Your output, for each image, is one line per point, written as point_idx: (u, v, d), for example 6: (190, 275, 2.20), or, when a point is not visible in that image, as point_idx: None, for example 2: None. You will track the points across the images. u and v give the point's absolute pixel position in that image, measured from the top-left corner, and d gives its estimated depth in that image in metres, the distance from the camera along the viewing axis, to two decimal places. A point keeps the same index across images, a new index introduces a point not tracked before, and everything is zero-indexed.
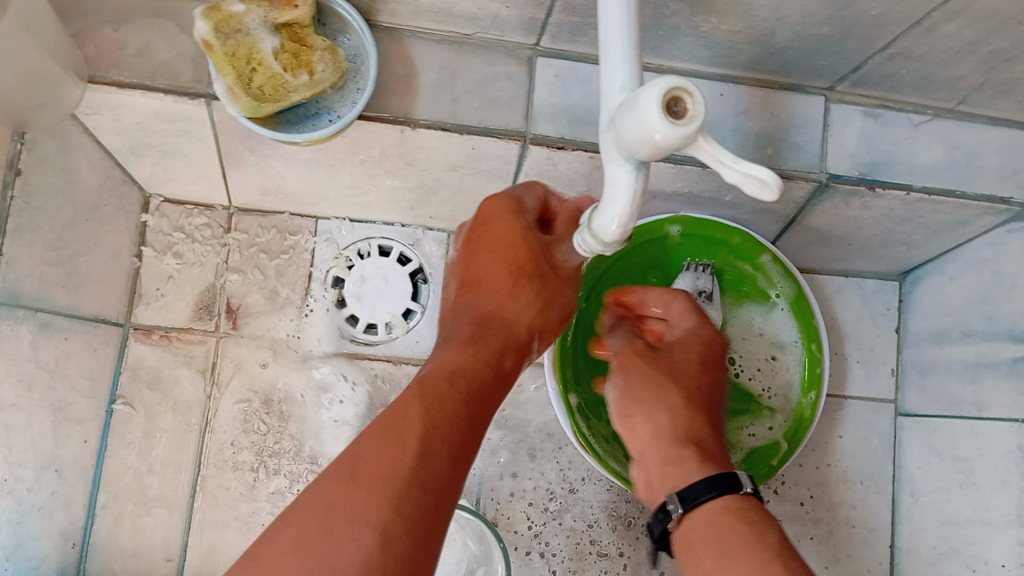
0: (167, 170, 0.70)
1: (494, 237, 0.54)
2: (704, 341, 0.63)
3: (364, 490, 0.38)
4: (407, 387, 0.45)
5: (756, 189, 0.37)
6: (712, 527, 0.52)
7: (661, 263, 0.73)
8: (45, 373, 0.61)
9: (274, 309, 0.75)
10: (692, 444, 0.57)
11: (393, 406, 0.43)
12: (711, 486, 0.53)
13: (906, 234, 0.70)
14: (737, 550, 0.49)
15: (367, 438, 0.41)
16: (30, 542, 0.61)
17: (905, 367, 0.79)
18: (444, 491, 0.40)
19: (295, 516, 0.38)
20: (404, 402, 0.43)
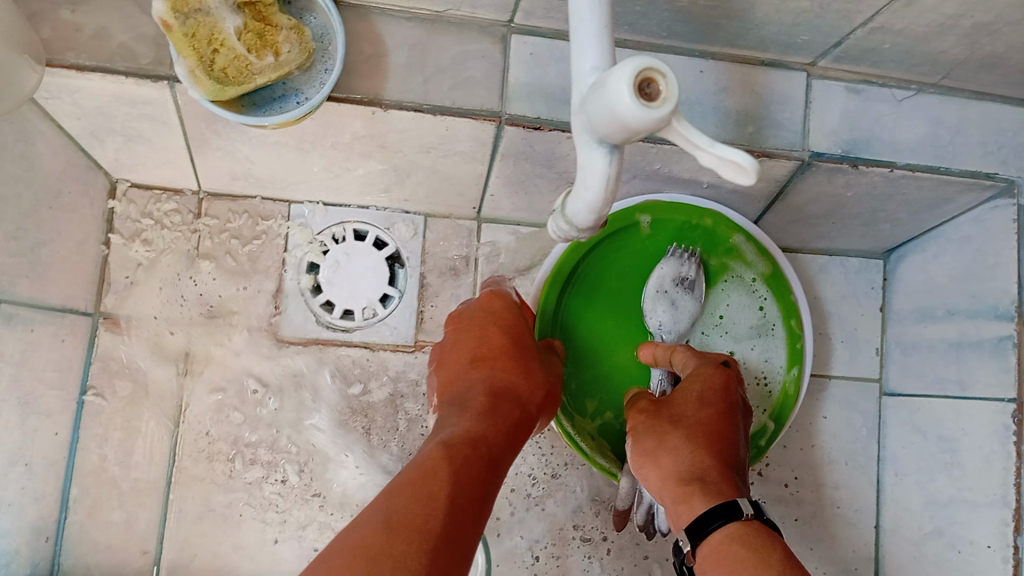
0: (133, 154, 0.68)
1: (486, 317, 0.60)
2: (700, 378, 0.60)
3: (403, 539, 0.39)
4: (429, 455, 0.45)
5: (731, 172, 0.37)
6: (720, 559, 0.50)
7: (635, 253, 0.71)
8: (12, 366, 0.60)
9: (249, 297, 0.74)
10: (697, 478, 0.55)
11: (410, 473, 0.43)
12: (708, 519, 0.52)
13: (889, 212, 0.69)
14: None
15: (390, 506, 0.41)
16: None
17: (889, 346, 0.78)
18: (469, 547, 0.42)
19: (335, 557, 0.38)
20: (420, 473, 0.43)
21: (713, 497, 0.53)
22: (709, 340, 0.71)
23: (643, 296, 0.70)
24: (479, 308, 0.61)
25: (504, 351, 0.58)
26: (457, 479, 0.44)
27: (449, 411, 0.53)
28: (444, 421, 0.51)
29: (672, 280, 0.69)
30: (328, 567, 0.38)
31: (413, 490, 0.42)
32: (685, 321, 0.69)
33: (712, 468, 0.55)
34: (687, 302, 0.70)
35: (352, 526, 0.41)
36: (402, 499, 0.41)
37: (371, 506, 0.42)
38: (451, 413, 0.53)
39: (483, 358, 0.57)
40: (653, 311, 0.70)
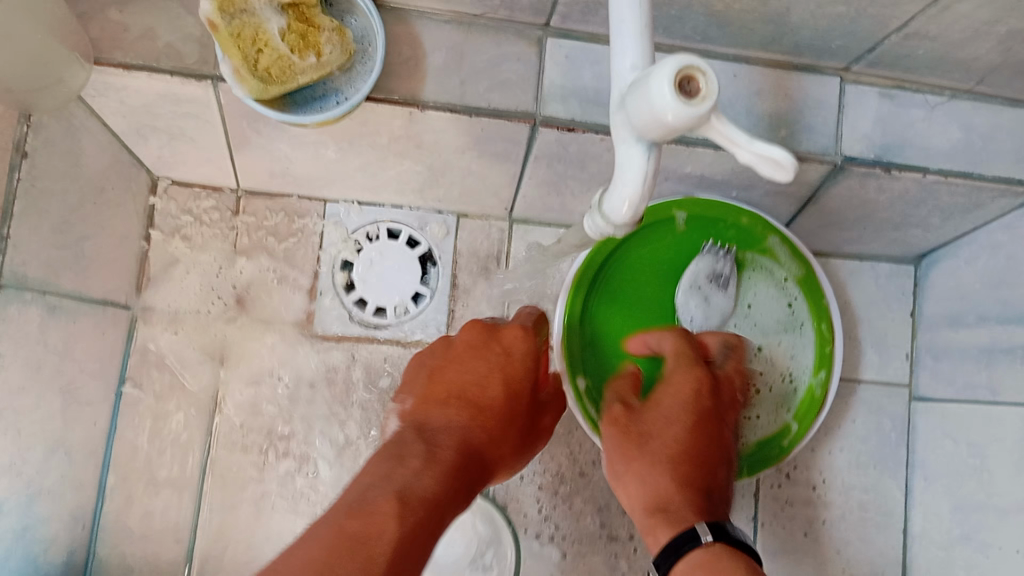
0: (173, 152, 0.69)
1: (494, 359, 0.55)
2: (679, 388, 0.57)
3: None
4: (380, 502, 0.43)
5: (768, 170, 0.38)
6: None
7: (669, 248, 0.72)
8: (53, 355, 0.62)
9: (284, 292, 0.75)
10: (661, 509, 0.52)
11: (356, 521, 0.42)
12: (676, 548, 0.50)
13: (920, 217, 0.69)
14: None
15: (325, 565, 0.40)
16: (38, 523, 0.62)
17: (919, 353, 0.78)
18: None
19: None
20: (365, 527, 0.42)
21: (676, 528, 0.51)
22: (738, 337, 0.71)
23: (677, 288, 0.71)
24: (492, 345, 0.56)
25: (496, 406, 0.53)
26: (402, 544, 0.42)
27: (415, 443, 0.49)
28: (408, 457, 0.47)
29: (706, 277, 0.70)
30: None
31: (351, 551, 0.40)
32: (716, 318, 0.70)
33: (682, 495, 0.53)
34: (720, 299, 0.71)
35: (281, 570, 0.40)
36: (338, 561, 0.40)
37: (306, 554, 0.41)
38: (417, 449, 0.48)
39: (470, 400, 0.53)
40: (686, 305, 0.71)
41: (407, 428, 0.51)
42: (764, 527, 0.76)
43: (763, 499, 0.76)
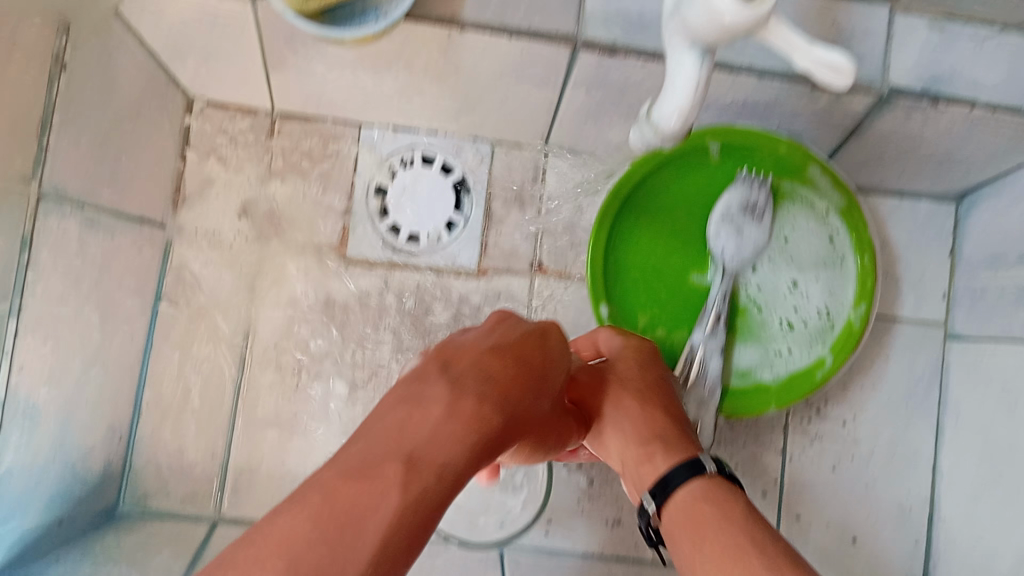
0: (210, 71, 0.69)
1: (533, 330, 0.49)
2: (635, 350, 0.62)
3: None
4: (381, 464, 0.34)
5: (828, 75, 0.39)
6: (684, 515, 0.48)
7: (706, 176, 0.71)
8: (92, 270, 0.63)
9: (318, 216, 0.75)
10: (654, 437, 0.54)
11: (349, 487, 0.33)
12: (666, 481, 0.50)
13: (964, 155, 0.68)
14: (708, 531, 0.45)
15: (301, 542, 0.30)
16: (75, 434, 0.63)
17: (956, 293, 0.77)
18: None
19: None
20: (359, 496, 0.32)
21: (675, 453, 0.52)
22: (776, 267, 0.71)
23: (710, 219, 0.70)
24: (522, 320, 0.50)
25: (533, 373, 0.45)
26: (401, 528, 0.33)
27: (433, 391, 0.39)
28: (424, 403, 0.38)
29: (740, 207, 0.69)
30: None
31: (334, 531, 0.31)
32: (749, 249, 0.70)
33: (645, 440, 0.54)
34: (754, 230, 0.70)
35: (241, 545, 0.31)
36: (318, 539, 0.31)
37: (279, 522, 0.31)
38: (437, 391, 0.39)
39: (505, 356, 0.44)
40: (719, 236, 0.70)
41: (431, 363, 0.42)
42: (793, 461, 0.77)
43: (792, 433, 0.77)
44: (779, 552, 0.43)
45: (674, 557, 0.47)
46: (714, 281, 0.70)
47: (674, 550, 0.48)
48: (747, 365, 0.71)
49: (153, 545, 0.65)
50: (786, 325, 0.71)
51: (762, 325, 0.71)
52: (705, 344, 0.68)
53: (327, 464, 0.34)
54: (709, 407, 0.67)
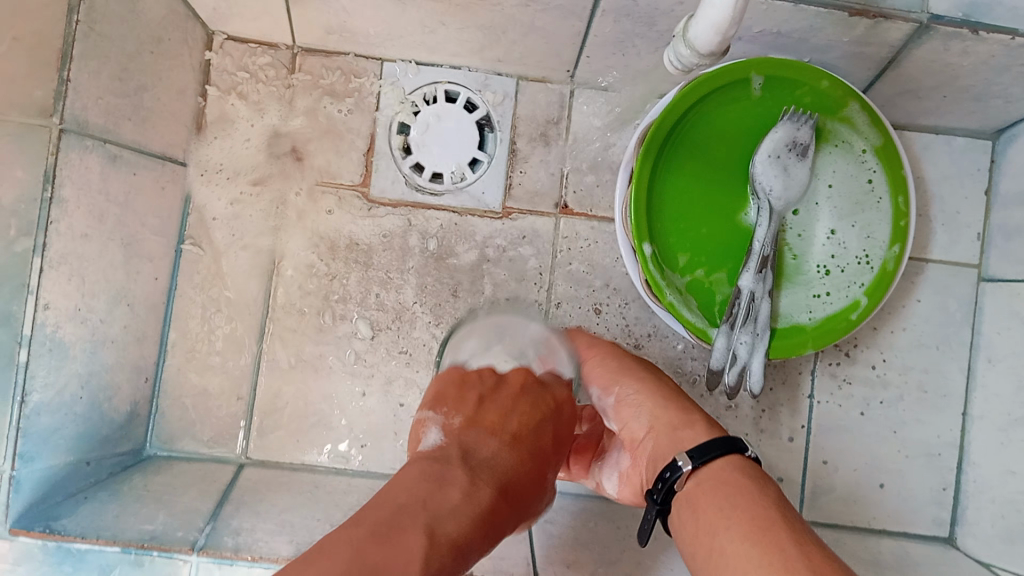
0: (230, 3, 0.67)
1: (549, 400, 0.54)
2: None
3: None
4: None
5: None
6: (713, 483, 0.47)
7: (744, 112, 0.68)
8: (115, 206, 0.62)
9: (340, 155, 0.74)
10: (698, 412, 0.54)
11: (373, 548, 0.38)
12: (700, 454, 0.49)
13: (1004, 86, 0.66)
14: (740, 501, 0.44)
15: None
16: (102, 372, 0.63)
17: (991, 231, 0.75)
18: None
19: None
20: (382, 557, 0.38)
21: (715, 428, 0.52)
22: (815, 211, 0.69)
23: (754, 161, 0.67)
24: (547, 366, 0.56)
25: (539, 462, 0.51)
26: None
27: (459, 464, 0.47)
28: (446, 488, 0.44)
29: (785, 146, 0.67)
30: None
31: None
32: (794, 190, 0.68)
33: (668, 397, 0.56)
34: (798, 169, 0.68)
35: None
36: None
37: (315, 565, 0.37)
38: (457, 472, 0.46)
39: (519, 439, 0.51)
40: (765, 176, 0.67)
41: (450, 449, 0.49)
42: (820, 405, 0.76)
43: (820, 376, 0.76)
44: (809, 531, 0.43)
45: (688, 516, 0.47)
46: (758, 225, 0.68)
47: (689, 511, 0.47)
48: (785, 308, 0.70)
49: (180, 484, 0.66)
50: (814, 270, 0.70)
51: (800, 269, 0.70)
52: (754, 287, 0.67)
53: (372, 511, 0.42)
54: (758, 346, 0.68)
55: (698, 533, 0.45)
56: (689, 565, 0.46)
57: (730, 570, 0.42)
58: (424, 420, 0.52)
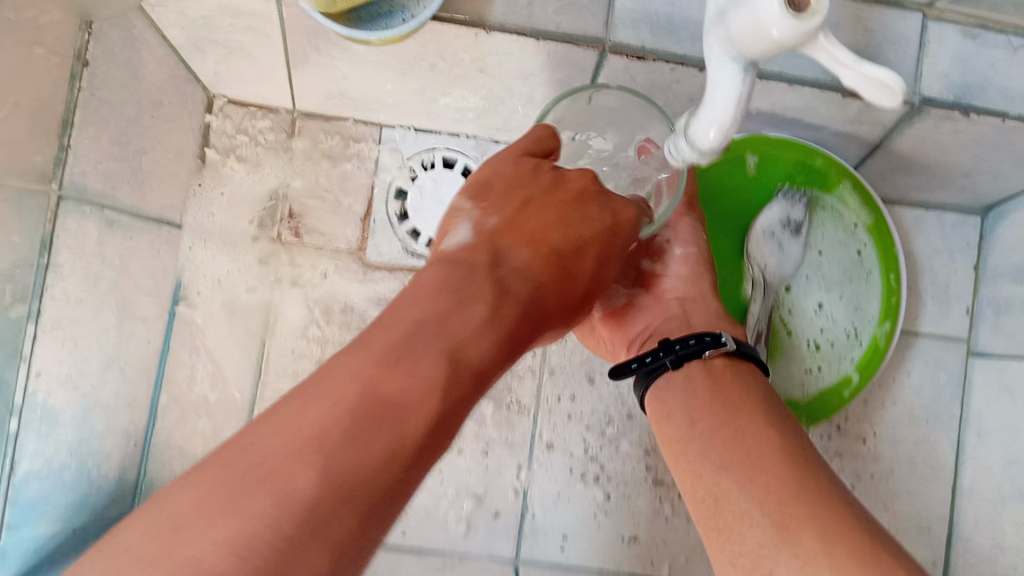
0: (230, 68, 0.68)
1: (605, 223, 0.50)
2: None
3: (329, 506, 0.31)
4: (430, 356, 0.37)
5: (873, 93, 0.36)
6: (741, 373, 0.56)
7: (739, 192, 0.70)
8: (110, 270, 0.62)
9: (336, 219, 0.75)
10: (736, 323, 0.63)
11: (385, 380, 0.35)
12: (741, 352, 0.57)
13: (994, 165, 0.66)
14: (765, 402, 0.54)
15: (336, 432, 0.33)
16: (91, 436, 0.62)
17: (980, 306, 0.76)
18: (427, 458, 0.35)
19: (217, 523, 0.29)
20: (397, 390, 0.35)
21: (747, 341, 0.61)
22: (808, 287, 0.70)
23: (750, 237, 0.70)
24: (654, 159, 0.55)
25: (573, 271, 0.48)
26: (433, 430, 0.36)
27: (486, 275, 0.44)
28: (469, 303, 0.41)
29: (780, 223, 0.69)
30: (239, 492, 0.30)
31: (358, 431, 0.33)
32: (789, 265, 0.70)
33: (712, 285, 0.65)
34: (793, 245, 0.70)
35: (282, 422, 0.33)
36: (351, 438, 0.33)
37: (311, 408, 0.33)
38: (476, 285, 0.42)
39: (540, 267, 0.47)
40: (761, 252, 0.69)
41: (481, 255, 0.46)
42: None
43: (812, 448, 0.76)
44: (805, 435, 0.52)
45: (703, 385, 0.56)
46: (753, 299, 0.70)
47: (704, 381, 0.56)
48: (780, 382, 0.70)
49: None
50: (810, 345, 0.71)
51: (794, 346, 0.71)
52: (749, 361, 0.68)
53: (384, 332, 0.38)
54: None
55: (721, 402, 0.54)
56: (684, 426, 0.55)
57: (746, 441, 0.51)
58: (458, 213, 0.50)
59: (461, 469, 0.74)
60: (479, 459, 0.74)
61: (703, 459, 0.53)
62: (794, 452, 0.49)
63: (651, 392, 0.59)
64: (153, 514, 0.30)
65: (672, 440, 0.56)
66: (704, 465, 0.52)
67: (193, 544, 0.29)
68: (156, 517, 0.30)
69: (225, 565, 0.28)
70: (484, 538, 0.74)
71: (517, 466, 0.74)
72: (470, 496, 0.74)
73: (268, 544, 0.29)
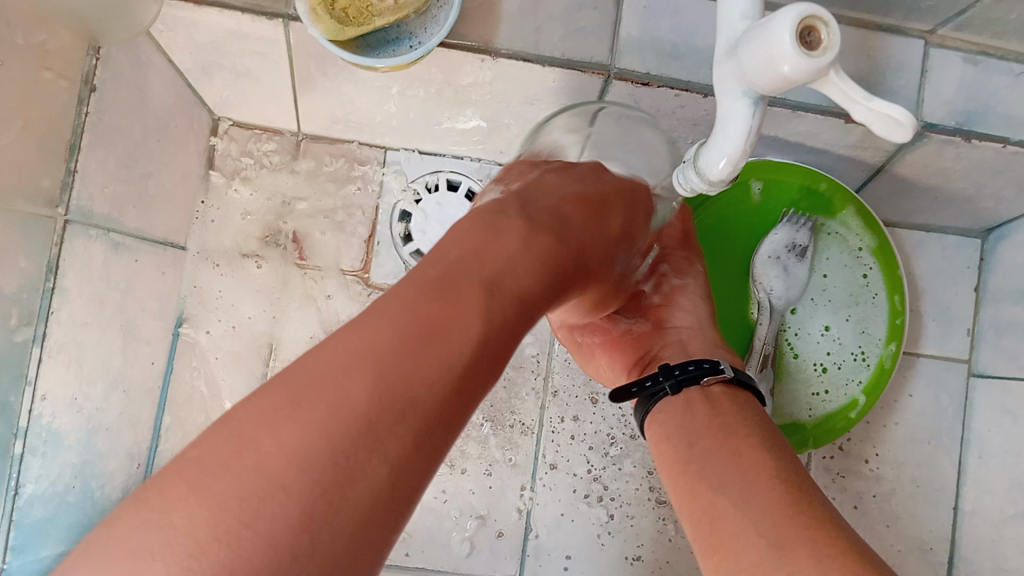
0: (237, 91, 0.68)
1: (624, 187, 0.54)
2: None
3: (385, 417, 0.32)
4: (474, 283, 0.39)
5: (885, 128, 0.37)
6: (736, 399, 0.56)
7: (743, 223, 0.72)
8: (116, 292, 0.62)
9: (341, 240, 0.75)
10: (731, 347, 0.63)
11: (431, 302, 0.36)
12: (739, 379, 0.58)
13: (995, 190, 0.66)
14: (759, 427, 0.54)
15: (386, 348, 0.33)
16: (96, 460, 0.62)
17: (981, 327, 0.77)
18: (478, 374, 0.37)
19: (284, 433, 0.30)
20: (445, 310, 0.36)
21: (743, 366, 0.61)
22: (814, 309, 0.71)
23: (754, 263, 0.71)
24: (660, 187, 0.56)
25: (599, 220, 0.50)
26: (478, 349, 0.36)
27: (524, 217, 0.45)
28: (504, 237, 0.43)
29: (785, 247, 0.70)
30: (296, 403, 0.31)
31: (408, 348, 0.34)
32: (796, 289, 0.71)
33: (708, 313, 0.66)
34: (798, 269, 0.71)
35: (339, 338, 0.34)
36: (402, 353, 0.34)
37: (359, 329, 0.34)
38: (514, 224, 0.44)
39: (572, 212, 0.49)
40: (767, 277, 0.70)
41: (512, 202, 0.47)
42: None
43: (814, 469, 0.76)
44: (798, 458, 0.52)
45: (700, 412, 0.56)
46: (759, 322, 0.70)
47: (703, 406, 0.56)
48: (789, 406, 0.71)
49: None
50: (817, 368, 0.71)
51: (801, 369, 0.71)
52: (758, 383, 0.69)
53: (427, 263, 0.40)
54: None
55: (717, 428, 0.54)
56: (679, 452, 0.55)
57: (737, 464, 0.50)
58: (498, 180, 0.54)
59: (464, 491, 0.74)
60: (483, 481, 0.74)
61: (694, 483, 0.52)
62: (785, 475, 0.49)
63: (651, 417, 0.60)
64: (220, 428, 0.31)
65: (671, 464, 0.55)
66: (697, 487, 0.51)
67: (265, 451, 0.30)
68: (223, 430, 0.30)
69: (289, 477, 0.29)
70: (487, 560, 0.74)
71: (519, 487, 0.74)
72: (473, 516, 0.74)
73: (331, 454, 0.30)
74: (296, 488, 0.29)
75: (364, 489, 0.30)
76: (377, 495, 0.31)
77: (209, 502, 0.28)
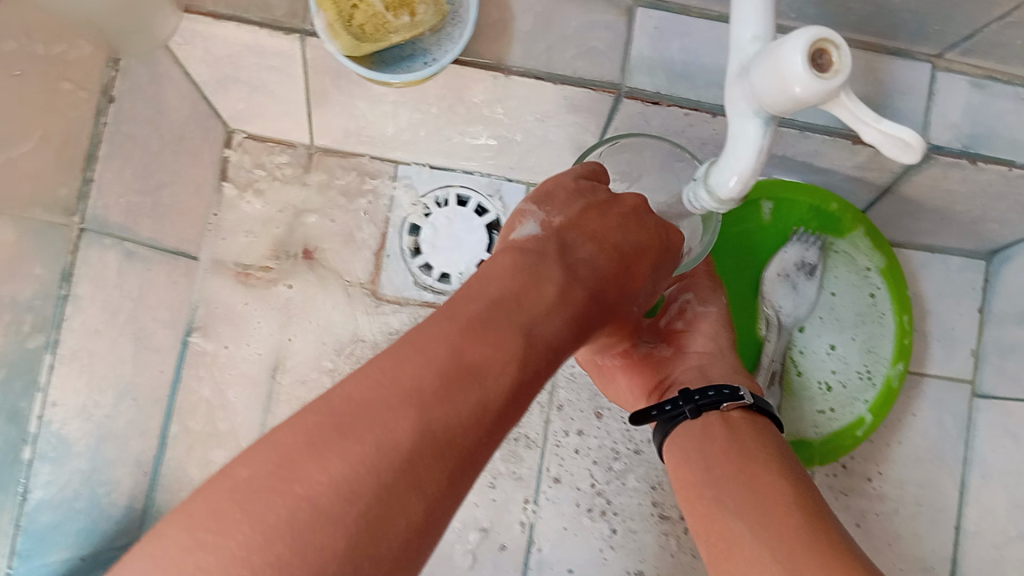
0: (251, 105, 0.69)
1: (656, 222, 0.53)
2: None
3: (422, 458, 0.34)
4: (511, 330, 0.41)
5: (893, 149, 0.37)
6: (756, 426, 0.57)
7: (753, 241, 0.73)
8: (128, 301, 0.63)
9: (351, 252, 0.76)
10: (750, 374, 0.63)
11: (470, 347, 0.38)
12: (757, 406, 0.58)
13: (1000, 213, 0.67)
14: (776, 452, 0.54)
15: (425, 392, 0.36)
16: (104, 467, 0.63)
17: (985, 349, 0.77)
18: (503, 420, 0.39)
19: (330, 463, 0.33)
20: (482, 357, 0.38)
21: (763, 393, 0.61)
22: (821, 328, 0.72)
23: (763, 281, 0.72)
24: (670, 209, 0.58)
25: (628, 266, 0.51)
26: (508, 395, 0.39)
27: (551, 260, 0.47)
28: (542, 281, 0.45)
29: (794, 265, 0.71)
30: (340, 436, 0.33)
31: (448, 392, 0.36)
32: (804, 307, 0.71)
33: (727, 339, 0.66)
34: (807, 287, 0.71)
35: (384, 372, 0.36)
36: (443, 397, 0.36)
37: (404, 368, 0.36)
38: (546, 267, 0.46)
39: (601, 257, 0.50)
40: (775, 295, 0.71)
41: (547, 246, 0.49)
42: None
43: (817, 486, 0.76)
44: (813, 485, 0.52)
45: (717, 433, 0.56)
46: (767, 339, 0.71)
47: (720, 428, 0.56)
48: (794, 422, 0.71)
49: None
50: (823, 387, 0.72)
51: (807, 387, 0.72)
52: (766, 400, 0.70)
53: (468, 303, 0.42)
54: None
55: (735, 451, 0.54)
56: (695, 472, 0.55)
57: (755, 490, 0.51)
58: (524, 212, 0.53)
59: (468, 503, 0.75)
60: (487, 494, 0.75)
61: (711, 504, 0.53)
62: (803, 504, 0.49)
63: (670, 441, 0.59)
64: (273, 450, 0.33)
65: (687, 483, 0.56)
66: (714, 508, 0.52)
67: (310, 479, 0.32)
68: (274, 452, 0.33)
69: (335, 506, 0.32)
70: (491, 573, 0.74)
71: (523, 500, 0.75)
72: (476, 529, 0.74)
73: (372, 491, 0.33)
74: (344, 519, 0.32)
75: (400, 526, 0.33)
76: (414, 529, 0.34)
77: (257, 520, 0.31)
